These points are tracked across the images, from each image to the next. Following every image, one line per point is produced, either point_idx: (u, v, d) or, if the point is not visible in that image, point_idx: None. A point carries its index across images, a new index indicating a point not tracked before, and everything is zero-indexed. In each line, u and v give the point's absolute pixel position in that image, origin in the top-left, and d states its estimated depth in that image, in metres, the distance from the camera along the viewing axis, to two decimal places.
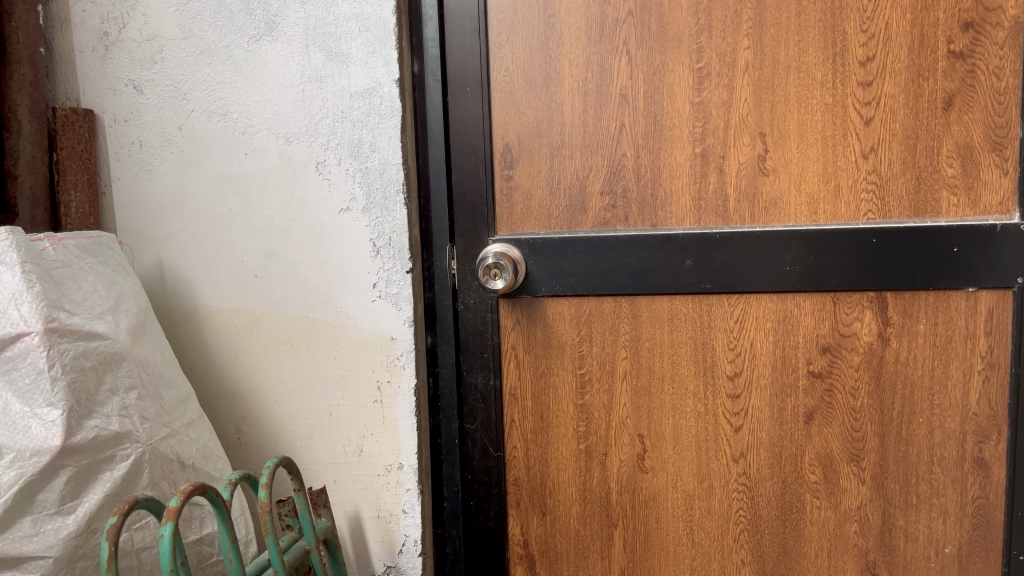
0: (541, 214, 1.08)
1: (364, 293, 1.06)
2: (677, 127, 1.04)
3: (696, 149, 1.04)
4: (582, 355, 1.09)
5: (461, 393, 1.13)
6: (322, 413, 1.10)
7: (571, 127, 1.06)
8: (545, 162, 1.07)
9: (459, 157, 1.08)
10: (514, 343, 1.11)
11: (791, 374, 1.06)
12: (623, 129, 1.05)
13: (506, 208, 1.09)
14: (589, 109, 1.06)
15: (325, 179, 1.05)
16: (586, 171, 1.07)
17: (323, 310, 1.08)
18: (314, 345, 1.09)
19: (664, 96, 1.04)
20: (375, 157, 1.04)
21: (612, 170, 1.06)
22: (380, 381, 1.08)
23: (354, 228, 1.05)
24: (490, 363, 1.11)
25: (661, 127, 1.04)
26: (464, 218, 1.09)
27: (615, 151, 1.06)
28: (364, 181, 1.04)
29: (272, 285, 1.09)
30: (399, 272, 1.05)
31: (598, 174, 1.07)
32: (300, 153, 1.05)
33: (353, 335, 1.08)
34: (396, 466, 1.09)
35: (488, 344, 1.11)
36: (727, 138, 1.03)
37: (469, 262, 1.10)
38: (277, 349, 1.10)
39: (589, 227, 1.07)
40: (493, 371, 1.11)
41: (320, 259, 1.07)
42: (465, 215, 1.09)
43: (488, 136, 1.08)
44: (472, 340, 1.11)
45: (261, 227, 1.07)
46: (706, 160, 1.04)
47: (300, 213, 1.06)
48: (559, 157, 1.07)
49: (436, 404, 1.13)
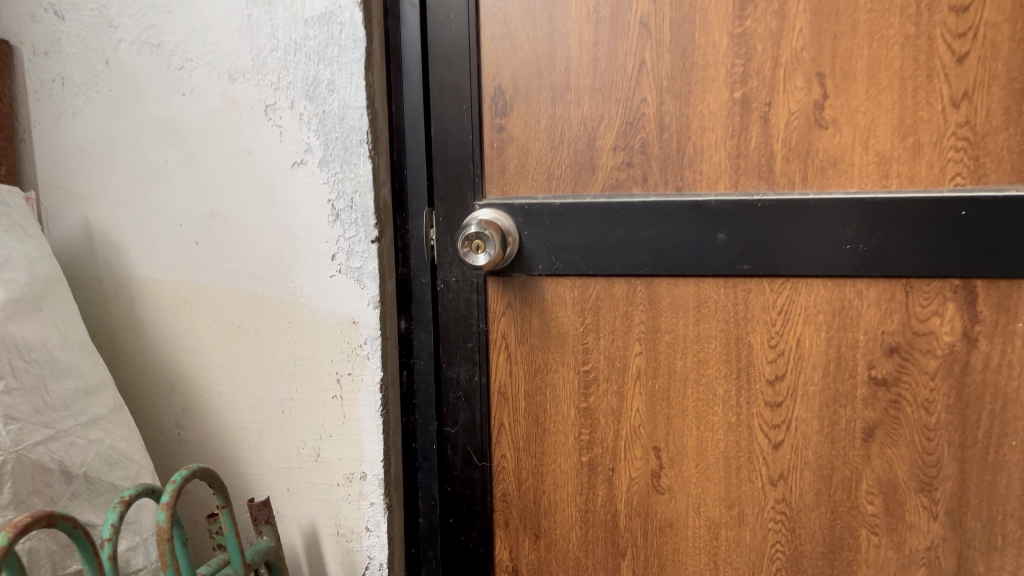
0: (539, 173, 0.88)
1: (321, 266, 0.87)
2: (712, 66, 0.82)
3: (734, 94, 0.82)
4: (587, 350, 0.89)
5: (440, 391, 0.93)
6: (273, 409, 0.92)
7: (578, 64, 0.85)
8: (544, 109, 0.87)
9: (441, 101, 0.89)
10: (505, 332, 0.91)
11: (848, 380, 0.84)
12: (643, 67, 0.84)
13: (497, 165, 0.89)
14: (600, 43, 0.85)
15: (275, 125, 0.86)
16: (595, 120, 0.86)
17: (273, 286, 0.89)
18: (264, 328, 0.90)
19: (696, 24, 0.82)
20: (334, 99, 0.85)
21: (628, 119, 0.85)
22: (340, 374, 0.89)
23: (309, 187, 0.86)
24: (476, 354, 0.92)
25: (691, 66, 0.83)
26: (446, 177, 0.90)
27: (633, 95, 0.85)
28: (320, 128, 0.85)
29: (215, 255, 0.90)
30: (362, 241, 0.86)
31: (611, 124, 0.86)
32: (245, 94, 0.86)
33: (308, 317, 0.89)
34: (359, 475, 0.90)
35: (473, 333, 0.91)
36: (775, 80, 0.81)
37: (452, 231, 0.90)
38: (221, 331, 0.92)
39: (598, 190, 0.87)
40: (479, 366, 0.92)
41: (270, 223, 0.88)
42: (448, 174, 0.90)
43: (476, 76, 0.87)
44: (454, 327, 0.92)
45: (200, 184, 0.89)
46: (748, 107, 0.82)
47: (247, 168, 0.88)
48: (562, 102, 0.86)
49: (410, 402, 0.94)
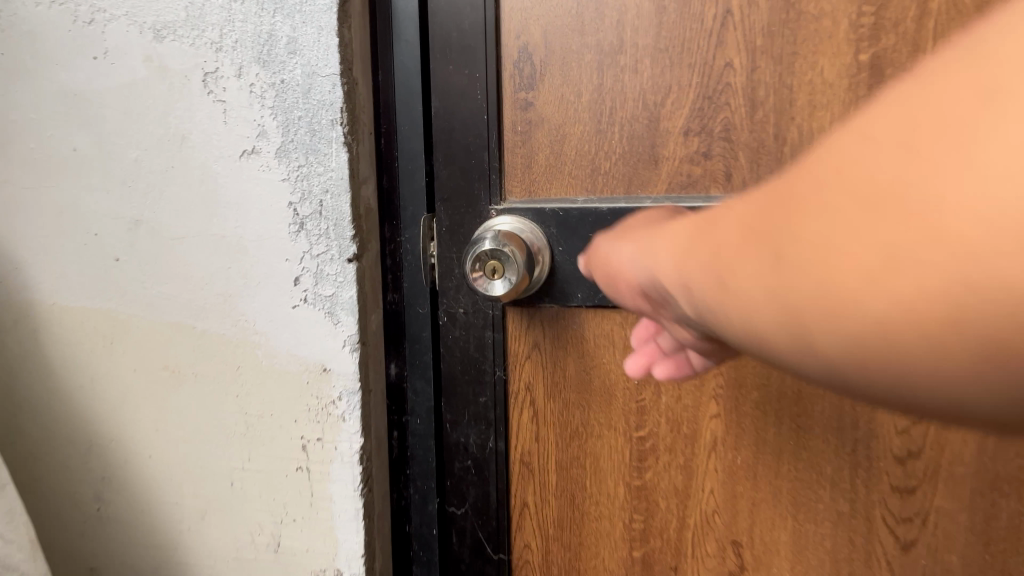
0: (580, 165, 0.64)
1: (279, 293, 0.64)
2: (828, 16, 0.57)
3: (859, 57, 0.57)
4: (643, 408, 0.65)
5: (444, 457, 0.70)
6: (220, 482, 0.69)
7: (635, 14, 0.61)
8: (587, 78, 0.63)
9: (445, 66, 0.65)
10: (530, 383, 0.67)
11: (982, 443, 0.59)
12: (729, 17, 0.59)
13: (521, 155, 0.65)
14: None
15: (217, 100, 0.63)
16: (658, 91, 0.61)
17: (218, 319, 0.66)
18: (206, 374, 0.67)
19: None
20: (295, 64, 0.61)
21: (706, 91, 0.60)
22: (306, 439, 0.66)
23: (264, 186, 0.63)
24: (490, 412, 0.68)
25: (796, 17, 0.58)
26: (452, 172, 0.66)
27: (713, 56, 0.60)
28: (277, 104, 0.62)
29: (142, 276, 0.67)
30: (335, 260, 0.63)
31: (682, 97, 0.61)
32: (176, 57, 0.63)
33: (264, 362, 0.65)
34: (332, 572, 0.68)
35: (486, 383, 0.68)
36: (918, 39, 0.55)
37: (459, 244, 0.66)
38: (151, 376, 0.69)
39: (663, 191, 0.62)
40: (495, 427, 0.68)
41: (212, 234, 0.65)
42: (454, 167, 0.66)
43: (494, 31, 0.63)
44: (461, 374, 0.68)
45: (120, 180, 0.66)
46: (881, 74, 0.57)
47: (181, 158, 0.64)
48: (613, 68, 0.62)
49: (403, 472, 0.71)
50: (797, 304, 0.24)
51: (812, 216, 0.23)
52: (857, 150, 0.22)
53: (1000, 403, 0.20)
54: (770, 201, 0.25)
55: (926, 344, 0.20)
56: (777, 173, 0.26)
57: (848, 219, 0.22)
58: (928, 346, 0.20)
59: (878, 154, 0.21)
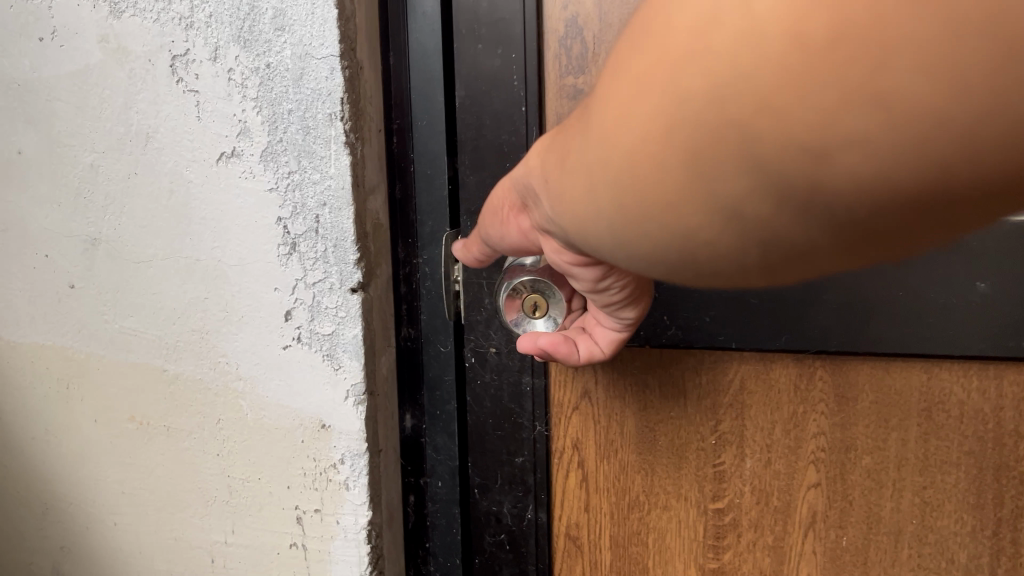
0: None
1: (267, 331, 0.51)
2: None
3: None
4: (722, 473, 0.53)
5: (470, 529, 0.57)
6: (198, 557, 0.56)
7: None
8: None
9: (474, 45, 0.51)
10: (578, 440, 0.55)
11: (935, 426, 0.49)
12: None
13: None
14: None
15: (186, 89, 0.50)
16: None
17: (193, 361, 0.54)
18: (180, 428, 0.55)
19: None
20: (284, 45, 0.48)
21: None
22: (301, 511, 0.53)
23: (246, 197, 0.50)
24: (529, 476, 0.56)
25: None
26: (482, 180, 0.53)
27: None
28: (261, 95, 0.49)
29: (103, 307, 0.55)
30: (336, 290, 0.50)
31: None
32: (137, 37, 0.50)
33: (249, 414, 0.53)
34: None
35: (524, 441, 0.55)
36: None
37: (488, 265, 0.53)
38: (115, 429, 0.56)
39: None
40: (534, 494, 0.56)
41: (184, 257, 0.52)
42: (483, 173, 0.53)
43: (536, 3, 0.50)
44: (492, 430, 0.55)
45: (74, 190, 0.54)
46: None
47: (146, 163, 0.52)
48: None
49: (422, 544, 0.58)
50: (620, 176, 0.23)
51: (633, 88, 0.22)
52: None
53: (783, 238, 0.21)
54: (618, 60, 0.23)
55: (725, 177, 0.20)
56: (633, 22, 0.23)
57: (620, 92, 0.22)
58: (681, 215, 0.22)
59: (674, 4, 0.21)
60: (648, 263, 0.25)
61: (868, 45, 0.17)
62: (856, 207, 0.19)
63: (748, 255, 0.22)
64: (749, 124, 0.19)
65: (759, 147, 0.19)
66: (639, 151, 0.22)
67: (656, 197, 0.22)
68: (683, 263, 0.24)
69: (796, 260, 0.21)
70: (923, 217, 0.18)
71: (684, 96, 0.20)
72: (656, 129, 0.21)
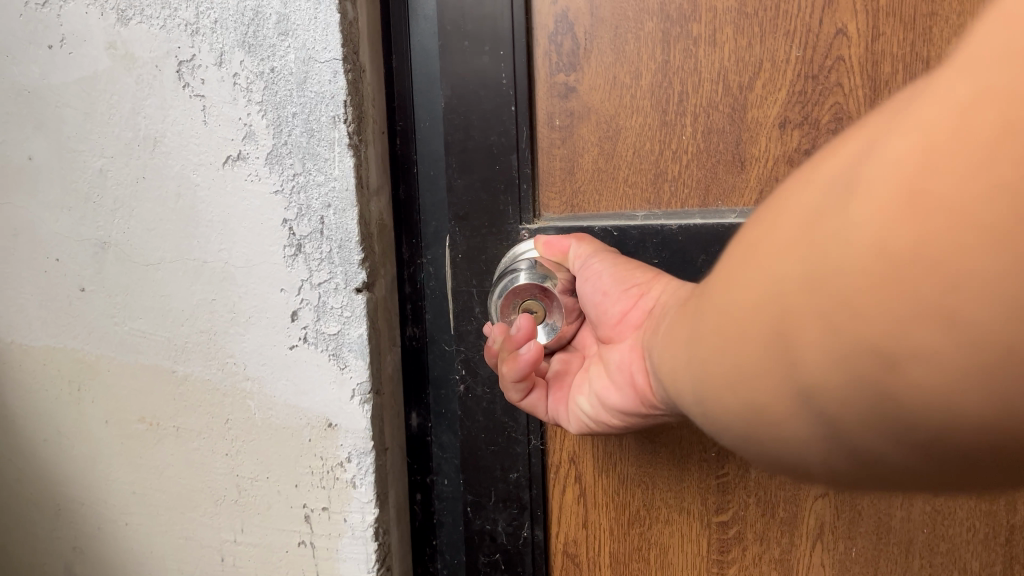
0: (643, 169, 0.50)
1: (273, 331, 0.52)
2: None
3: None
4: (726, 484, 0.52)
5: (467, 542, 0.57)
6: (208, 557, 0.57)
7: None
8: (648, 53, 0.49)
9: (462, 47, 0.50)
10: (573, 456, 0.54)
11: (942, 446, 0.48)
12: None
13: (568, 157, 0.52)
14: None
15: (193, 95, 0.51)
16: (745, 70, 0.47)
17: (201, 363, 0.54)
18: (189, 428, 0.56)
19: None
20: (287, 49, 0.49)
21: (808, 70, 0.46)
22: (309, 509, 0.54)
23: (251, 200, 0.51)
24: (523, 492, 0.55)
25: None
26: (469, 184, 0.52)
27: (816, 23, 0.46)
28: (265, 99, 0.50)
29: (112, 310, 0.56)
30: (340, 290, 0.51)
31: (776, 74, 0.47)
32: (144, 43, 0.51)
33: (256, 414, 0.54)
34: None
35: (517, 456, 0.54)
36: None
37: (478, 273, 0.53)
38: (125, 430, 0.57)
39: (750, 206, 0.49)
40: (530, 511, 0.55)
41: (191, 259, 0.53)
42: (471, 177, 0.52)
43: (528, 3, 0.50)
44: (488, 449, 0.54)
45: (84, 193, 0.55)
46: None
47: (154, 167, 0.53)
48: (681, 40, 0.48)
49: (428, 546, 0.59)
50: (720, 349, 0.21)
51: (750, 258, 0.20)
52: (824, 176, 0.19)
53: (901, 453, 0.18)
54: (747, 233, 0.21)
55: (810, 372, 0.18)
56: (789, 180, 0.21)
57: (745, 272, 0.20)
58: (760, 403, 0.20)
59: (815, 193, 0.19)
60: (720, 440, 0.24)
61: (932, 268, 0.15)
62: (937, 438, 0.16)
63: (828, 460, 0.19)
64: (793, 318, 0.18)
65: (801, 348, 0.18)
66: (739, 331, 0.20)
67: (727, 362, 0.21)
68: (748, 444, 0.22)
69: (862, 473, 0.19)
70: (984, 457, 0.16)
71: (756, 269, 0.19)
72: (758, 322, 0.19)
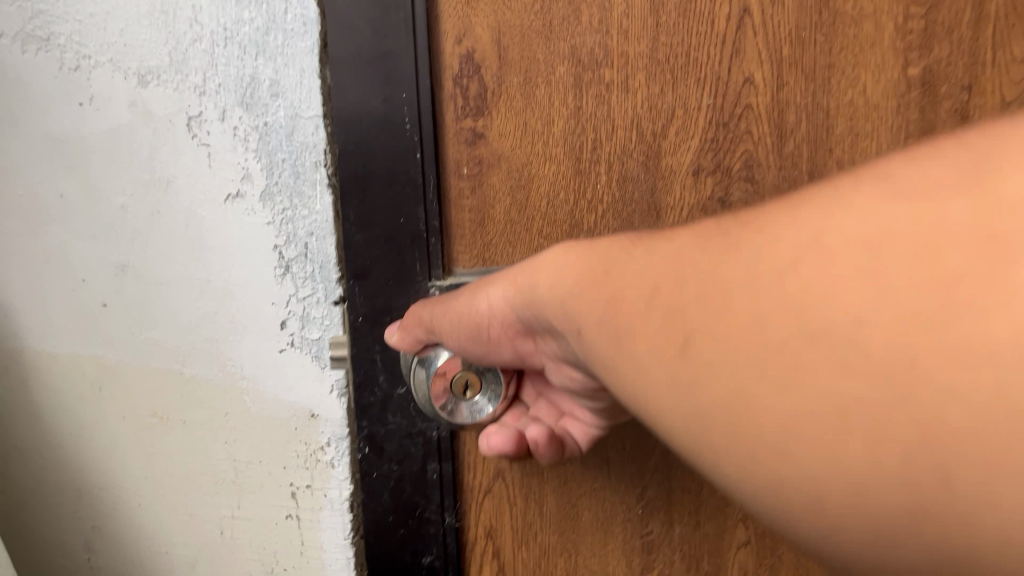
0: (559, 219, 0.62)
1: (266, 337, 0.63)
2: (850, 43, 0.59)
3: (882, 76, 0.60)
4: (650, 544, 0.66)
5: None
6: (209, 530, 0.67)
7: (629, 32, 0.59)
8: (561, 105, 0.60)
9: (398, 118, 0.59)
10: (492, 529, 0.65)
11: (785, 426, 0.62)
12: (746, 24, 0.59)
13: (477, 212, 0.62)
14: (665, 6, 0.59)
15: (201, 144, 0.62)
16: (661, 118, 0.60)
17: (205, 365, 0.65)
18: (195, 421, 0.66)
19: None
20: (278, 107, 0.60)
21: (720, 118, 0.60)
22: (295, 487, 0.64)
23: (248, 230, 0.62)
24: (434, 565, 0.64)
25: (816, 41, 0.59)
26: (369, 237, 0.60)
27: (729, 75, 0.60)
28: (260, 147, 0.61)
29: (130, 322, 0.67)
30: (321, 303, 0.62)
31: (689, 121, 0.60)
32: (161, 103, 0.63)
33: (251, 407, 0.64)
34: None
35: (427, 534, 0.63)
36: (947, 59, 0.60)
37: (382, 338, 0.61)
38: (138, 424, 0.68)
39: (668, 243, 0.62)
40: None
41: (198, 279, 0.64)
42: (381, 234, 0.60)
43: (459, 73, 0.60)
44: (396, 528, 0.63)
45: (107, 224, 0.66)
46: (933, 90, 0.60)
47: (167, 203, 0.64)
48: (596, 88, 0.60)
49: None
50: (814, 423, 0.29)
51: (863, 352, 0.28)
52: (897, 310, 0.28)
53: (863, 536, 0.28)
54: (870, 283, 0.29)
55: (905, 472, 0.26)
56: (860, 263, 0.29)
57: (857, 355, 0.28)
58: (837, 466, 0.28)
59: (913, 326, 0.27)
60: (720, 467, 0.32)
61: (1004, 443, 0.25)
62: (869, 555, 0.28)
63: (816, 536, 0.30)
64: (927, 424, 0.26)
65: (941, 448, 0.26)
66: (848, 420, 0.28)
67: (815, 428, 0.29)
68: (776, 500, 0.30)
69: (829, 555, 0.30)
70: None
71: (862, 361, 0.28)
72: (871, 420, 0.27)
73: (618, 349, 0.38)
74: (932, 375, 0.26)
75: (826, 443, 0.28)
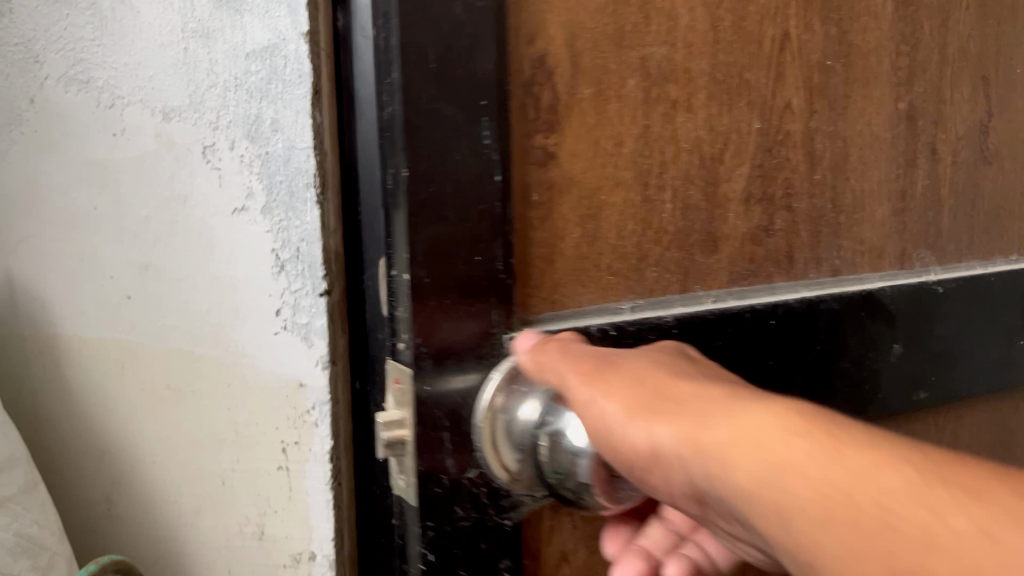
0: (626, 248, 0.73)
1: (264, 322, 0.78)
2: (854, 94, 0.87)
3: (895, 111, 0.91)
4: None
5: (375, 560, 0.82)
6: (214, 481, 0.82)
7: (687, 47, 0.74)
8: (631, 121, 0.71)
9: (480, 127, 0.63)
10: None
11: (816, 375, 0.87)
12: (786, 43, 0.81)
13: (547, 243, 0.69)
14: (723, 22, 0.76)
15: (214, 168, 0.78)
16: (712, 136, 0.77)
17: (211, 345, 0.81)
18: (202, 391, 0.82)
19: (874, 25, 0.87)
20: (278, 139, 0.75)
21: (764, 142, 0.80)
22: (286, 442, 0.79)
23: (252, 236, 0.78)
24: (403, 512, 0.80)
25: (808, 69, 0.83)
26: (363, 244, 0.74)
27: (773, 100, 0.81)
28: (263, 171, 0.77)
29: (148, 310, 0.82)
30: (309, 294, 0.76)
31: (740, 138, 0.79)
32: (181, 134, 0.79)
33: (250, 378, 0.80)
34: (307, 556, 0.79)
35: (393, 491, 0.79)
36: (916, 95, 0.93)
37: (372, 323, 0.75)
38: (154, 393, 0.83)
39: (720, 289, 0.79)
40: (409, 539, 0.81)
41: (207, 275, 0.80)
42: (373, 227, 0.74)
43: (533, 79, 0.66)
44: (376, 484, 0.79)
45: (133, 232, 0.82)
46: (914, 124, 0.93)
47: (183, 215, 0.80)
48: (661, 106, 0.73)
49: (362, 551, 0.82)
50: (862, 541, 0.41)
51: (827, 530, 0.43)
52: (878, 494, 0.42)
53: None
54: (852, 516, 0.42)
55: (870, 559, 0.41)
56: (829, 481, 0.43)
57: (834, 521, 0.42)
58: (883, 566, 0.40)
59: (883, 493, 0.42)
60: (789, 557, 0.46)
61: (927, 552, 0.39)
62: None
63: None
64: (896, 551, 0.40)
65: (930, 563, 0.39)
66: (839, 524, 0.42)
67: (879, 546, 0.41)
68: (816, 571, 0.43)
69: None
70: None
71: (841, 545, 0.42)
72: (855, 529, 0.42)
73: (696, 443, 0.50)
74: (911, 528, 0.40)
75: (858, 543, 0.41)
